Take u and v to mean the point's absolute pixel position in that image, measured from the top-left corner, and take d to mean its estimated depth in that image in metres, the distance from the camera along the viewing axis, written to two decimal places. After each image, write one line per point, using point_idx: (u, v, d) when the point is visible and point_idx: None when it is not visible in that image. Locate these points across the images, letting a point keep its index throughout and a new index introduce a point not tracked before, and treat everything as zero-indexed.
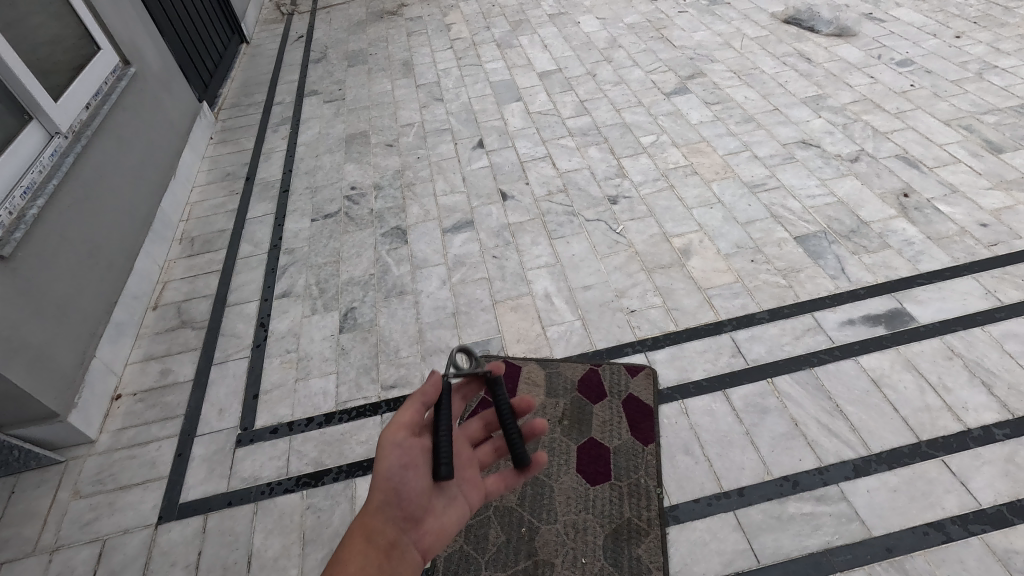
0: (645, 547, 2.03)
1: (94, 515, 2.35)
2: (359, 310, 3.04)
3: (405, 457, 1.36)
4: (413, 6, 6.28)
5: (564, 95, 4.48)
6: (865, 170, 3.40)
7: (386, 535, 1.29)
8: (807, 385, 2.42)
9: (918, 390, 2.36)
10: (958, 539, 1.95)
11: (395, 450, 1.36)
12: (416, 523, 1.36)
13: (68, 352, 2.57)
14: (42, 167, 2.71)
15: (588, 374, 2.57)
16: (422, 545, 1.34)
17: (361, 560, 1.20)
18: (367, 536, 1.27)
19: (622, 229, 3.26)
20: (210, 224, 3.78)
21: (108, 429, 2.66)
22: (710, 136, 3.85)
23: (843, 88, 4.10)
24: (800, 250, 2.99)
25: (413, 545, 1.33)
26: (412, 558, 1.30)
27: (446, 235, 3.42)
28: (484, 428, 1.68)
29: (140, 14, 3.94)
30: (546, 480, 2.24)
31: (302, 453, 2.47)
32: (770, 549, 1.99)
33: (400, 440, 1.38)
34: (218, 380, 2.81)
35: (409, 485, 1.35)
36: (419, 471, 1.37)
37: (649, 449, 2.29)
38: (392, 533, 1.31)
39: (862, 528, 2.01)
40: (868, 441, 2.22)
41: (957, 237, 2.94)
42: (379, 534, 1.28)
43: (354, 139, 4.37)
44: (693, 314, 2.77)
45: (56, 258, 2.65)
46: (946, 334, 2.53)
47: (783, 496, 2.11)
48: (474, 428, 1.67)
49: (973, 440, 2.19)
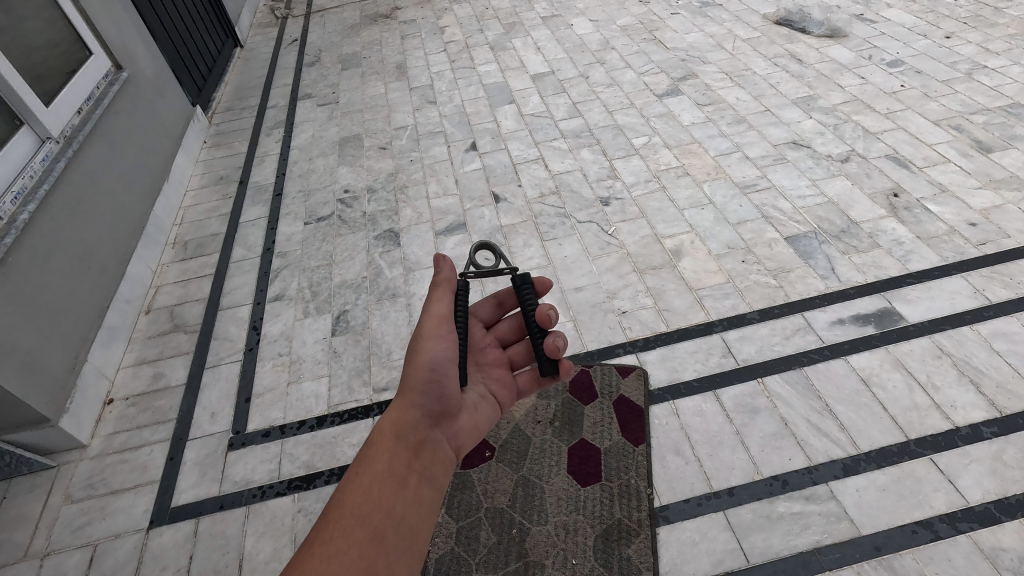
0: (635, 547, 2.03)
1: (85, 519, 2.35)
2: (352, 313, 3.05)
3: (447, 347, 1.58)
4: (407, 9, 6.30)
5: (557, 97, 4.50)
6: (855, 171, 3.42)
7: (418, 431, 1.46)
8: (796, 385, 2.43)
9: (907, 389, 2.37)
10: (946, 537, 1.96)
11: (437, 344, 1.57)
12: (446, 418, 1.56)
13: (61, 356, 2.58)
14: (33, 172, 2.71)
15: (579, 375, 2.58)
16: (452, 439, 1.55)
17: (390, 457, 1.36)
18: (398, 435, 1.42)
19: (613, 231, 3.27)
20: (204, 227, 3.78)
21: (100, 433, 2.66)
22: (702, 138, 3.87)
23: (833, 89, 4.13)
24: (791, 250, 3.00)
25: (444, 440, 1.53)
26: (444, 448, 1.50)
27: (439, 238, 3.43)
28: (516, 332, 1.92)
29: (134, 20, 3.96)
30: (537, 482, 2.24)
31: (294, 456, 2.47)
32: (759, 549, 2.00)
33: (442, 335, 1.60)
34: (211, 384, 2.81)
35: (447, 380, 1.56)
36: (455, 367, 1.58)
37: (639, 450, 2.29)
38: (425, 428, 1.49)
39: (851, 527, 2.01)
40: (857, 440, 2.23)
41: (946, 236, 2.95)
42: (412, 429, 1.45)
43: (347, 142, 4.38)
44: (684, 314, 2.78)
45: (48, 263, 2.66)
46: (935, 333, 2.54)
47: (772, 495, 2.12)
48: (507, 329, 1.92)
49: (961, 438, 2.20)
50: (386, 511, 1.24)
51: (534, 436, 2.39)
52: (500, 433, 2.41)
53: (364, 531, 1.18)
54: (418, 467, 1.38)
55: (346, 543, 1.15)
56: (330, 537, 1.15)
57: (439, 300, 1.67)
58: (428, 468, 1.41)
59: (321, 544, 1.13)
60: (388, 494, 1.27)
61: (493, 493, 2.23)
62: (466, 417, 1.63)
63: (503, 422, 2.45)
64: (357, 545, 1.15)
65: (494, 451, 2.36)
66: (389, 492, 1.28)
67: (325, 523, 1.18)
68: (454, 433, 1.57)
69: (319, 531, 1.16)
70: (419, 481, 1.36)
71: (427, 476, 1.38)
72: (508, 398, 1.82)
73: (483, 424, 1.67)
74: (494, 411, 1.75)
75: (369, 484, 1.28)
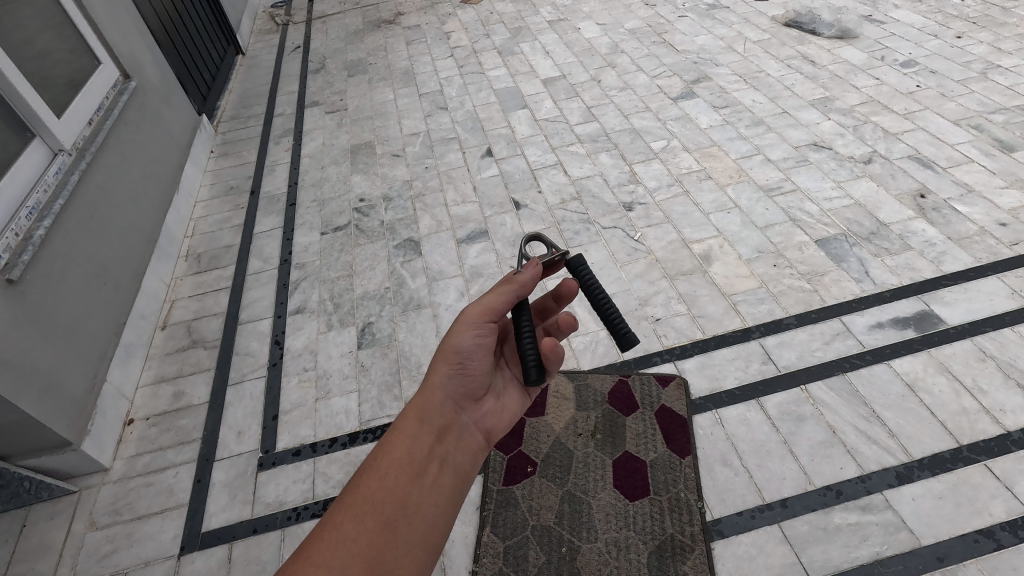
0: (691, 563, 1.97)
1: (112, 547, 2.26)
2: (377, 325, 2.98)
3: (480, 337, 1.53)
4: (410, 15, 6.24)
5: (570, 101, 4.45)
6: (879, 172, 3.40)
7: (443, 415, 1.44)
8: (842, 391, 2.39)
9: (954, 393, 2.34)
10: (1010, 546, 1.92)
11: (466, 332, 1.51)
12: (474, 401, 1.53)
13: (79, 377, 2.48)
14: (47, 186, 2.62)
15: (618, 385, 2.52)
16: (480, 423, 1.52)
17: (410, 445, 1.34)
18: (421, 420, 1.40)
19: (640, 237, 3.22)
20: (217, 239, 3.70)
21: (122, 455, 2.56)
22: (721, 141, 3.83)
23: (849, 90, 4.11)
24: (822, 253, 2.97)
25: (472, 424, 1.50)
26: (470, 434, 1.47)
27: (461, 246, 3.36)
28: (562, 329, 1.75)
29: (139, 27, 3.86)
30: (584, 497, 2.18)
31: (328, 475, 2.39)
32: (819, 562, 1.94)
33: (480, 323, 1.54)
34: (236, 401, 2.73)
35: (473, 366, 1.52)
36: (483, 356, 1.54)
37: (686, 462, 2.24)
38: (450, 412, 1.47)
39: (911, 537, 1.97)
40: (909, 447, 2.19)
41: (978, 236, 2.93)
42: (436, 414, 1.43)
43: (359, 150, 4.30)
44: (719, 320, 2.73)
45: (64, 279, 2.56)
46: (977, 335, 2.51)
47: (827, 506, 2.07)
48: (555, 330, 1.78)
49: (1014, 442, 2.16)
50: (401, 501, 1.23)
51: (576, 450, 2.32)
52: (540, 447, 2.35)
53: (375, 521, 1.18)
54: (439, 454, 1.36)
55: (356, 531, 1.16)
56: (342, 522, 1.17)
57: (497, 293, 1.56)
58: (451, 456, 1.38)
59: (332, 530, 1.16)
60: (404, 482, 1.26)
61: (538, 510, 2.16)
62: (494, 401, 1.58)
63: (542, 435, 2.38)
64: (367, 535, 1.16)
65: (536, 466, 2.29)
66: (407, 480, 1.26)
67: (339, 509, 1.20)
68: (482, 416, 1.53)
69: (333, 514, 1.19)
70: (439, 469, 1.33)
71: (448, 464, 1.35)
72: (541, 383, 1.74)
73: (512, 409, 1.62)
74: (523, 397, 1.67)
75: (385, 471, 1.27)
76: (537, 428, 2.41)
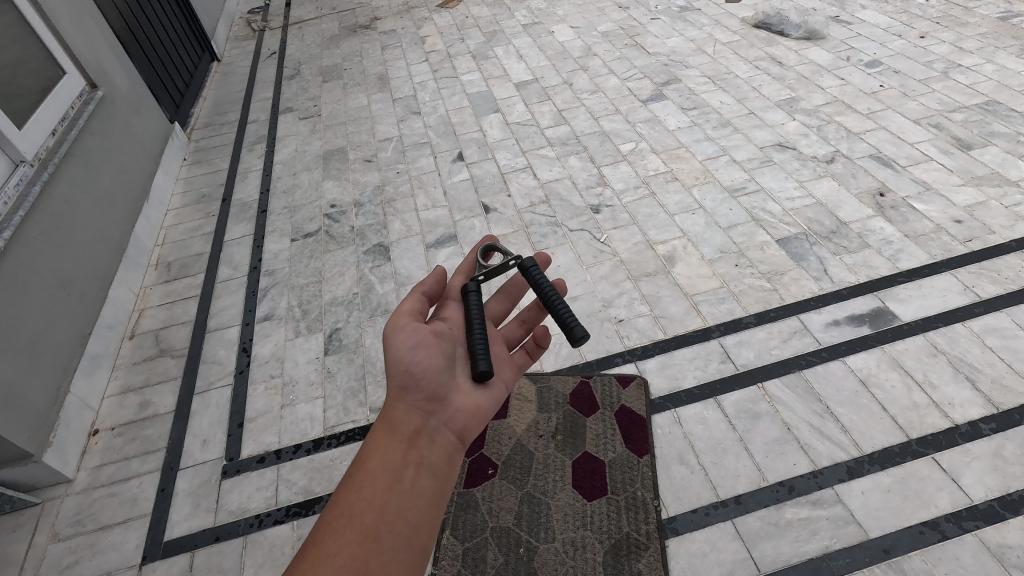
0: (645, 561, 2.00)
1: (74, 558, 2.26)
2: (344, 331, 2.99)
3: (414, 342, 1.53)
4: (386, 20, 6.26)
5: (541, 105, 4.49)
6: (841, 171, 3.46)
7: (411, 423, 1.44)
8: (797, 388, 2.44)
9: (905, 388, 2.39)
10: (953, 537, 1.96)
11: (402, 340, 1.53)
12: (441, 403, 1.50)
13: (41, 389, 2.47)
14: (8, 198, 2.62)
15: (579, 387, 2.55)
16: (453, 423, 1.49)
17: (383, 456, 1.35)
18: (391, 432, 1.41)
19: (605, 238, 3.26)
20: (187, 247, 3.70)
21: (86, 466, 2.56)
22: (688, 143, 3.88)
23: (815, 91, 4.17)
24: (782, 253, 3.02)
25: (443, 426, 1.47)
26: (442, 436, 1.45)
27: (430, 251, 3.39)
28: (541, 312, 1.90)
29: (108, 36, 3.85)
30: (543, 498, 2.21)
31: (291, 482, 2.41)
32: (770, 557, 1.98)
33: (407, 326, 1.57)
34: (201, 410, 2.73)
35: (420, 368, 1.50)
36: (425, 354, 1.53)
37: (644, 460, 2.27)
38: (418, 418, 1.46)
39: (859, 530, 2.01)
40: (860, 442, 2.24)
41: (933, 233, 3.00)
42: (403, 424, 1.43)
43: (332, 156, 4.32)
44: (681, 320, 2.77)
45: (26, 291, 2.57)
46: (929, 331, 2.57)
47: (779, 502, 2.11)
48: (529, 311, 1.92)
49: (961, 436, 2.21)
50: (379, 510, 1.24)
51: (537, 451, 2.35)
52: (502, 449, 2.37)
53: (356, 534, 1.19)
54: (413, 459, 1.36)
55: (338, 546, 1.17)
56: (325, 540, 1.18)
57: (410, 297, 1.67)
58: (426, 458, 1.38)
59: (314, 549, 1.17)
60: (381, 491, 1.27)
61: (498, 512, 2.18)
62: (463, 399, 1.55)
63: (504, 438, 2.41)
64: (349, 548, 1.17)
65: (496, 469, 2.32)
66: (383, 489, 1.27)
67: (321, 528, 1.22)
68: (454, 416, 1.51)
69: (315, 535, 1.20)
70: (415, 475, 1.33)
71: (424, 467, 1.35)
72: (512, 375, 1.73)
73: (485, 403, 1.57)
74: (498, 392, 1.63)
75: (360, 485, 1.28)
76: (498, 430, 2.44)
